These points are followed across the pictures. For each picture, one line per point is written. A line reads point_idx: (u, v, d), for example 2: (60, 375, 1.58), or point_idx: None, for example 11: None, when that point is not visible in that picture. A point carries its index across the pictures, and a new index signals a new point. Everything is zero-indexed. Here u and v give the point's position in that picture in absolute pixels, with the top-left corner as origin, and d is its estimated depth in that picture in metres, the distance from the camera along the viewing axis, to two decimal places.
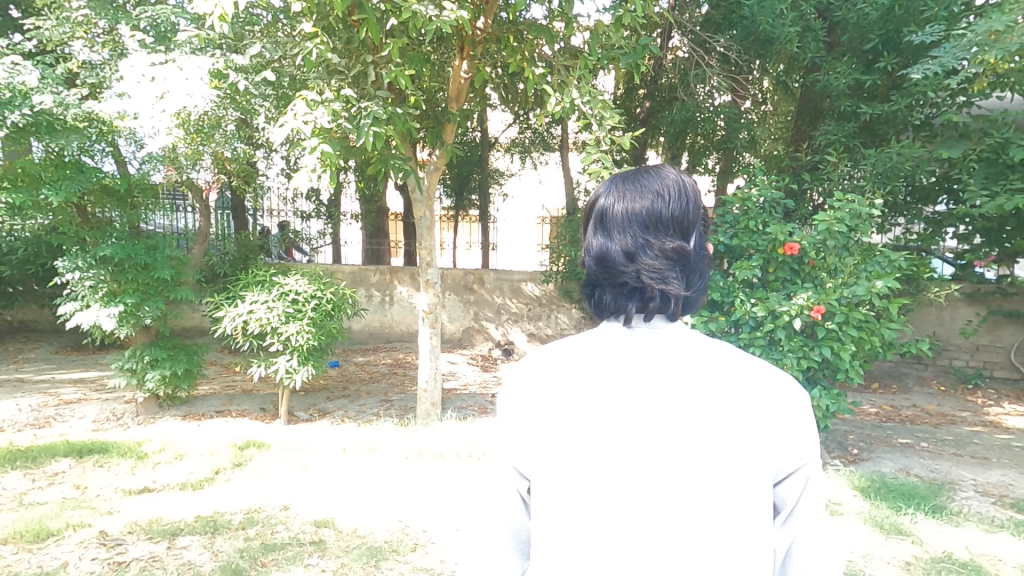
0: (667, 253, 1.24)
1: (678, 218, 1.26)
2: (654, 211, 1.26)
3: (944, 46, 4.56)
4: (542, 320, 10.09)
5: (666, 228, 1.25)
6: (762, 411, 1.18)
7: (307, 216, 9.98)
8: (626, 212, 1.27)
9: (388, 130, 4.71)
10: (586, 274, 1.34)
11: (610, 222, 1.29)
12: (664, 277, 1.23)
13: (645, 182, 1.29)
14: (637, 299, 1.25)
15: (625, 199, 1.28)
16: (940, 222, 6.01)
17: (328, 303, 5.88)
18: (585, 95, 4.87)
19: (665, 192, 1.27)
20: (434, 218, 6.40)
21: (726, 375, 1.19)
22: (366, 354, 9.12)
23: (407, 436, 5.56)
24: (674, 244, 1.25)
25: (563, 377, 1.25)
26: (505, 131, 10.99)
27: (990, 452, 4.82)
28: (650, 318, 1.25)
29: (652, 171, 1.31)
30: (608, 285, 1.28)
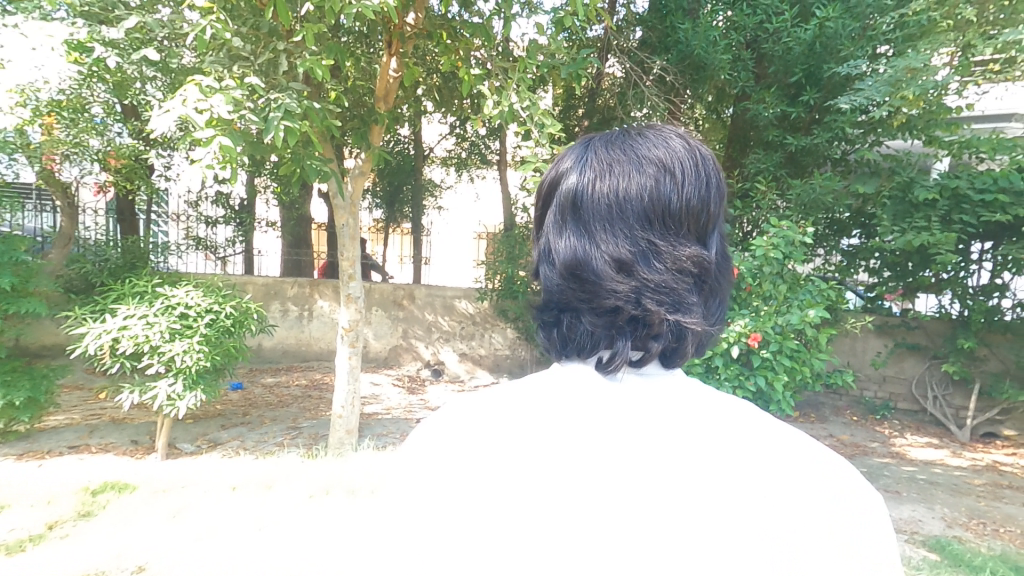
0: (682, 264, 1.04)
1: (690, 208, 1.05)
2: (658, 199, 1.03)
3: (867, 82, 4.79)
4: (474, 339, 9.53)
5: (680, 230, 1.04)
6: (811, 506, 0.95)
7: (214, 223, 9.00)
8: (618, 201, 1.04)
9: (302, 126, 4.23)
10: (556, 284, 1.10)
11: (596, 215, 1.05)
12: (672, 294, 1.04)
13: (639, 156, 1.06)
14: (636, 321, 1.05)
15: (610, 181, 1.05)
16: (854, 254, 6.38)
17: (227, 318, 5.11)
18: (525, 102, 4.65)
19: (680, 176, 1.05)
20: (358, 228, 5.84)
21: (755, 450, 0.98)
22: (276, 375, 8.25)
23: (314, 471, 5.02)
24: (689, 252, 1.04)
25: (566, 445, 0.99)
26: (439, 142, 10.65)
27: (900, 485, 4.97)
28: (655, 346, 1.05)
29: (643, 141, 1.09)
30: (594, 302, 1.05)
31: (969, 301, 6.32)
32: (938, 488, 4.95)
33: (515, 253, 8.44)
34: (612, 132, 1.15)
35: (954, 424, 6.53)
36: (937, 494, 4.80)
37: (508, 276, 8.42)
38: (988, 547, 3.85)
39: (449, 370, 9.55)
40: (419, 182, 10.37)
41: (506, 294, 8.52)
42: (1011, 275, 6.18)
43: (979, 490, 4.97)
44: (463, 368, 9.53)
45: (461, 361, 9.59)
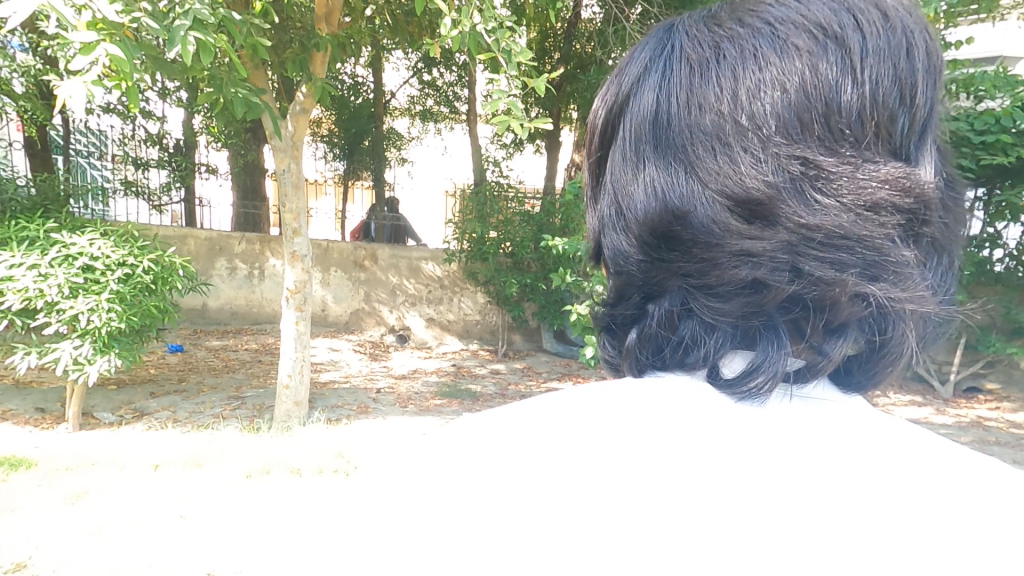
0: (860, 189, 0.93)
1: (870, 98, 0.91)
2: (817, 93, 0.91)
3: None
4: (442, 304, 9.00)
5: (857, 136, 0.93)
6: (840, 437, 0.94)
7: (145, 166, 8.05)
8: (758, 100, 0.92)
9: (218, 40, 3.51)
10: (646, 249, 1.01)
11: (714, 128, 0.94)
12: (854, 244, 0.94)
13: (767, 39, 0.94)
14: (793, 313, 0.99)
15: (727, 83, 0.94)
16: None
17: (146, 275, 4.39)
18: (489, 24, 4.08)
19: (850, 63, 0.92)
20: (302, 175, 5.11)
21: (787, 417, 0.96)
22: (223, 338, 7.57)
23: (254, 446, 4.52)
24: (879, 167, 0.93)
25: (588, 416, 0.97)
26: (402, 88, 9.88)
27: None
28: (831, 348, 1.00)
29: (772, 15, 0.97)
30: (723, 282, 0.97)
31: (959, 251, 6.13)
32: None
33: (485, 211, 7.86)
34: (712, 14, 1.04)
35: (938, 380, 6.40)
36: None
37: (479, 236, 7.89)
38: None
39: (416, 336, 9.03)
40: (381, 132, 9.57)
41: (477, 255, 7.95)
42: (1003, 226, 5.99)
43: None
44: (431, 335, 9.04)
45: (428, 327, 9.07)
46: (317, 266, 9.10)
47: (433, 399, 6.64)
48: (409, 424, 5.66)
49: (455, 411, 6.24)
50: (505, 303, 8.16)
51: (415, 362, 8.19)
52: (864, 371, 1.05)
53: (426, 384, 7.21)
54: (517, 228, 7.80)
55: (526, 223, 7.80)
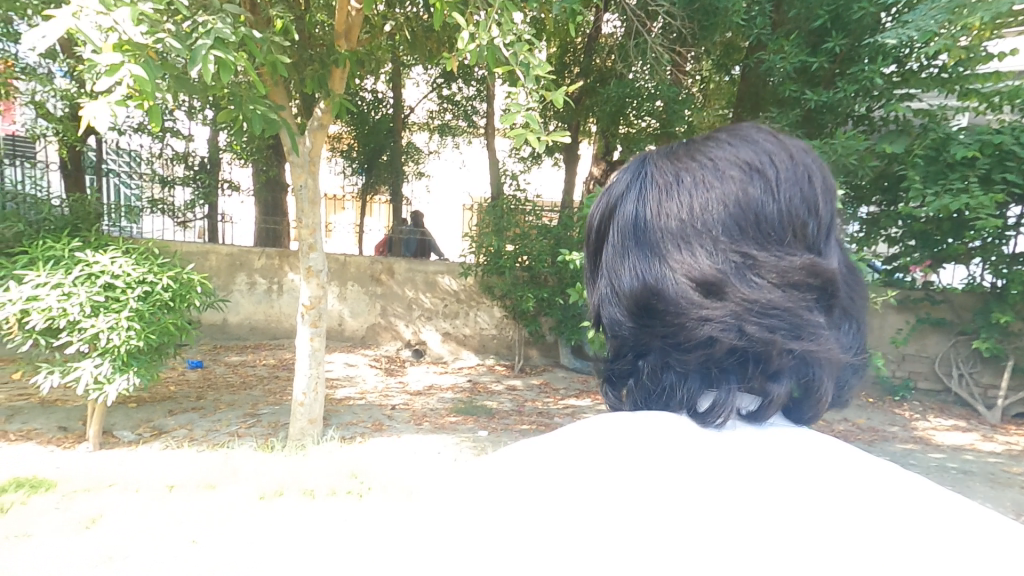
0: (791, 280, 0.99)
1: (790, 215, 1.00)
2: (750, 207, 0.99)
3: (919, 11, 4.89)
4: (459, 319, 8.90)
5: (785, 238, 1.00)
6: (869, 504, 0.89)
7: (170, 184, 8.24)
8: (704, 212, 1.00)
9: (238, 58, 3.48)
10: (633, 320, 1.05)
11: (670, 235, 1.01)
12: (783, 314, 0.98)
13: (710, 165, 1.03)
14: (738, 358, 0.99)
15: (680, 198, 1.02)
16: (873, 223, 6.19)
17: (164, 292, 4.37)
18: (508, 37, 4.08)
19: (776, 182, 1.01)
20: (318, 190, 5.10)
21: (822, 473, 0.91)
22: (241, 353, 7.58)
23: (268, 467, 4.44)
24: (802, 259, 1.00)
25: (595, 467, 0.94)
26: (421, 103, 9.94)
27: (931, 475, 4.53)
28: (774, 389, 0.99)
29: (709, 148, 1.07)
30: (682, 337, 0.99)
31: (1004, 270, 5.86)
32: (974, 478, 4.47)
33: (502, 225, 7.79)
34: (668, 145, 1.15)
35: (982, 405, 6.11)
36: (975, 486, 4.31)
37: (496, 250, 7.82)
38: None
39: (432, 351, 8.96)
40: (399, 145, 9.57)
41: (493, 268, 7.87)
42: None
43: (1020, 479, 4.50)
44: (447, 349, 8.95)
45: (444, 342, 8.98)
46: (334, 281, 9.12)
47: (448, 416, 6.50)
48: (424, 442, 5.55)
49: (471, 429, 6.10)
50: (522, 318, 8.03)
51: (431, 377, 8.08)
52: (814, 409, 1.05)
53: (442, 401, 7.09)
54: (535, 241, 7.68)
55: (543, 236, 7.66)
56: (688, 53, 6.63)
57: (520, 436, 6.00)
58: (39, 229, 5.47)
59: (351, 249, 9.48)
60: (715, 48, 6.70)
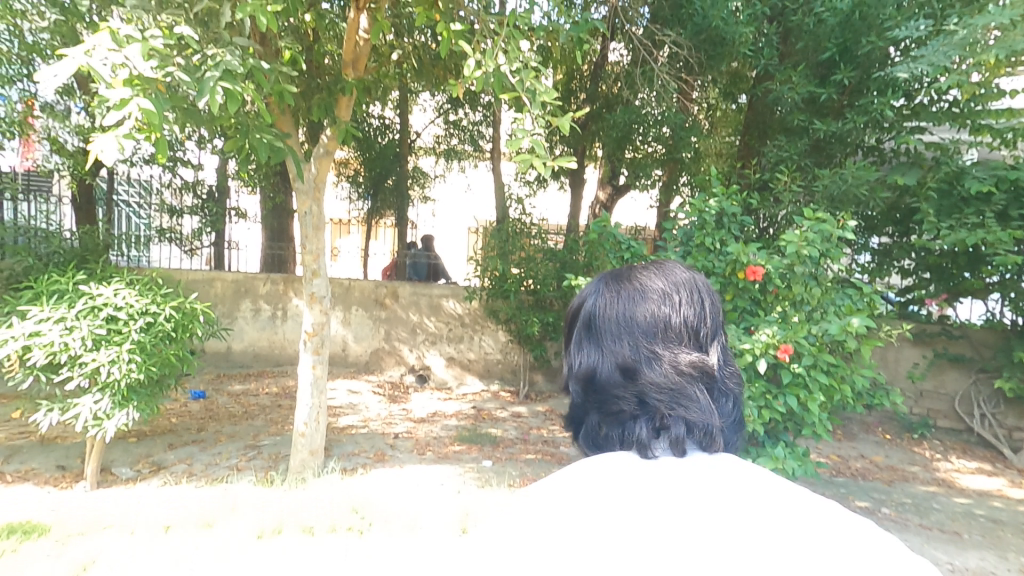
0: (682, 368, 1.28)
1: (688, 326, 1.33)
2: (661, 317, 1.32)
3: (930, 49, 4.78)
4: (463, 343, 8.82)
5: (679, 340, 1.31)
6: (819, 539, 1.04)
7: (179, 214, 8.25)
8: (626, 319, 1.32)
9: (245, 89, 3.49)
10: (583, 387, 1.34)
11: (605, 328, 1.33)
12: (678, 391, 1.26)
13: (639, 283, 1.37)
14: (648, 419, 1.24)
15: (618, 306, 1.34)
16: (885, 253, 6.20)
17: (167, 322, 4.31)
18: (514, 64, 4.15)
19: (675, 301, 1.35)
20: (323, 216, 5.08)
21: (768, 505, 1.08)
22: (245, 381, 7.50)
23: (267, 502, 4.33)
24: (691, 357, 1.30)
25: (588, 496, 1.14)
26: (428, 128, 10.06)
27: (958, 525, 4.48)
28: (677, 443, 1.22)
29: (642, 272, 1.41)
30: (612, 400, 1.28)
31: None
32: (1004, 529, 4.47)
33: (507, 248, 7.77)
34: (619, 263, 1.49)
35: (1008, 448, 5.99)
36: (1007, 537, 4.31)
37: (501, 274, 7.77)
38: None
39: (436, 375, 8.85)
40: (405, 171, 9.68)
41: (498, 292, 7.82)
42: None
43: None
44: (451, 374, 8.83)
45: (448, 366, 8.87)
46: (338, 305, 9.08)
47: (452, 445, 6.36)
48: (426, 472, 5.43)
49: (475, 459, 5.95)
50: (527, 342, 7.93)
51: (435, 404, 7.96)
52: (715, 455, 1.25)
53: (446, 428, 6.96)
54: (540, 264, 7.64)
55: (549, 260, 7.64)
56: (695, 81, 6.68)
57: (525, 465, 5.85)
58: (46, 261, 5.46)
59: (357, 272, 9.35)
60: (721, 78, 6.75)
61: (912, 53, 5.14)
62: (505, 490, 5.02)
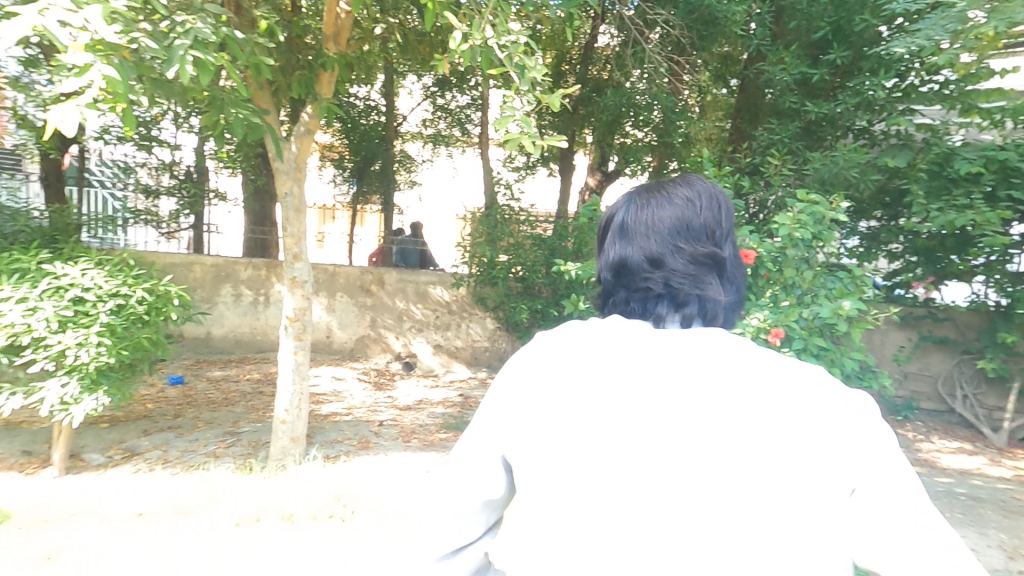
0: (699, 259, 1.22)
1: (710, 223, 1.24)
2: (685, 213, 1.24)
3: (930, 19, 4.75)
4: (450, 330, 8.70)
5: (699, 235, 1.23)
6: (805, 417, 1.06)
7: (155, 195, 8.01)
8: (648, 217, 1.26)
9: (220, 60, 3.29)
10: (605, 279, 1.29)
11: (628, 223, 1.27)
12: (694, 278, 1.20)
13: (665, 185, 1.30)
14: (664, 302, 1.21)
15: (646, 206, 1.27)
16: (874, 236, 6.19)
17: (139, 305, 4.13)
18: (502, 38, 3.99)
19: (696, 200, 1.26)
20: (304, 199, 4.90)
21: (756, 380, 1.08)
22: (225, 367, 7.33)
23: (246, 489, 4.19)
24: (708, 251, 1.23)
25: (584, 377, 1.16)
26: (414, 111, 9.76)
27: (941, 503, 4.51)
28: (688, 322, 1.20)
29: (670, 177, 1.32)
30: (632, 286, 1.24)
31: (1009, 289, 5.88)
32: (984, 505, 4.50)
33: (495, 234, 7.63)
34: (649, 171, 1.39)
35: (988, 427, 6.12)
36: (989, 515, 4.32)
37: (489, 260, 7.64)
38: None
39: (422, 363, 8.74)
40: (391, 154, 9.39)
41: (486, 278, 7.71)
42: None
43: None
44: (438, 362, 8.73)
45: (435, 354, 8.76)
46: (322, 291, 8.92)
47: (438, 433, 6.26)
48: (413, 460, 5.32)
49: None
50: (515, 329, 7.84)
51: (422, 391, 7.85)
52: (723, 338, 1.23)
53: (432, 416, 6.86)
54: (529, 251, 7.52)
55: (537, 247, 7.51)
56: (687, 62, 6.60)
57: None
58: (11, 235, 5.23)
59: (342, 259, 9.17)
60: (712, 60, 6.68)
61: (908, 32, 5.08)
62: None
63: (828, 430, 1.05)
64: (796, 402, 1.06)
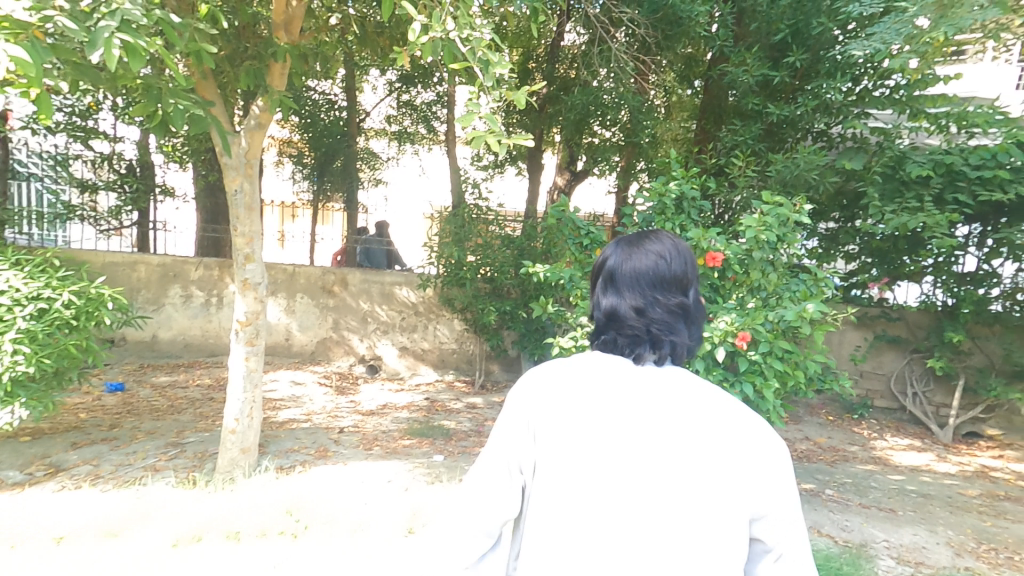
0: (671, 307, 1.43)
1: (680, 275, 1.45)
2: (660, 267, 1.44)
3: (882, 25, 4.86)
4: (417, 332, 8.48)
5: (671, 287, 1.44)
6: (736, 445, 1.32)
7: (93, 189, 7.56)
8: (633, 270, 1.45)
9: (152, 46, 3.00)
10: (596, 321, 1.48)
11: (615, 274, 1.47)
12: (667, 323, 1.41)
13: (642, 241, 1.49)
14: (645, 342, 1.40)
15: (630, 259, 1.46)
16: (833, 237, 6.34)
17: (66, 310, 3.80)
18: (464, 31, 3.83)
19: (667, 255, 1.46)
20: (257, 196, 4.62)
21: (702, 413, 1.33)
22: (172, 372, 6.96)
23: (189, 504, 3.93)
24: (678, 300, 1.44)
25: (571, 405, 1.38)
26: (378, 106, 9.65)
27: (893, 501, 4.61)
28: (664, 360, 1.41)
29: (646, 234, 1.52)
30: (619, 329, 1.42)
31: (955, 289, 6.12)
32: (933, 503, 4.63)
33: (463, 234, 7.45)
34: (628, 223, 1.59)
35: (935, 423, 6.35)
36: (936, 511, 4.44)
37: (457, 260, 7.45)
38: None
39: (388, 366, 8.50)
40: (354, 150, 9.11)
41: (453, 280, 7.53)
42: (999, 261, 5.96)
43: (978, 504, 4.67)
44: (404, 364, 8.50)
45: (401, 356, 8.53)
46: (282, 291, 8.63)
47: (402, 439, 6.05)
48: (375, 469, 5.11)
49: (426, 453, 5.68)
50: (483, 331, 7.69)
51: (386, 396, 7.61)
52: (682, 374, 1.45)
53: (397, 421, 6.65)
54: (497, 252, 7.37)
55: (506, 247, 7.39)
56: (652, 62, 6.61)
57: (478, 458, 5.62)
58: None
59: (304, 259, 8.87)
60: (677, 60, 6.73)
61: (863, 36, 5.18)
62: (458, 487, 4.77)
63: (757, 463, 1.32)
64: (734, 431, 1.32)
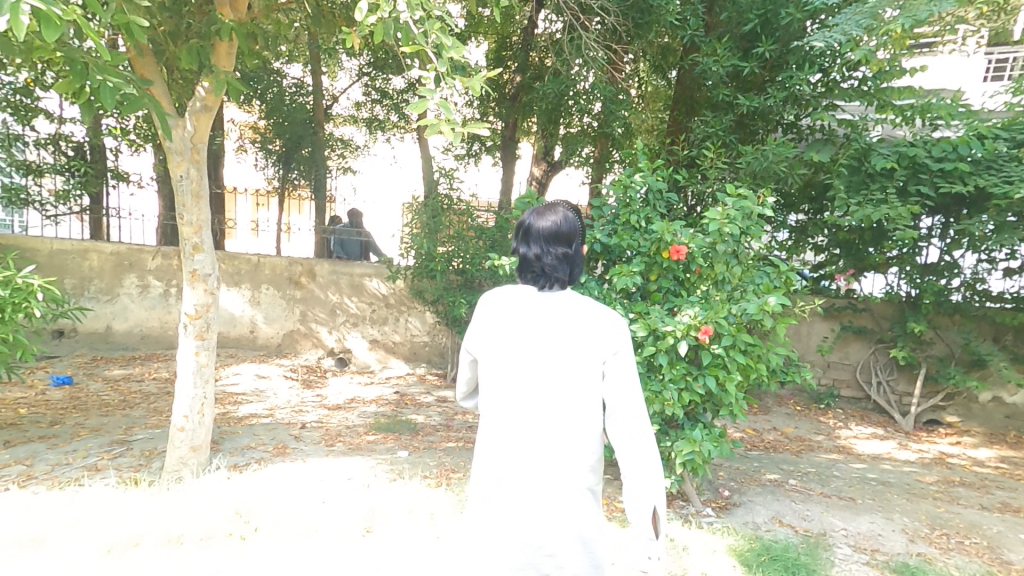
0: (559, 256, 1.93)
1: (566, 236, 1.95)
2: (553, 228, 1.94)
3: (843, 16, 4.82)
4: (388, 325, 8.30)
5: (561, 241, 1.94)
6: (597, 336, 1.84)
7: (38, 171, 7.24)
8: (540, 228, 1.96)
9: (67, 13, 2.75)
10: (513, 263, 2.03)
11: (525, 234, 1.99)
12: (553, 267, 1.92)
13: (545, 209, 1.99)
14: (537, 278, 1.95)
15: (535, 222, 1.97)
16: (801, 230, 6.37)
17: None
18: (417, 11, 3.53)
19: (560, 219, 1.96)
20: (204, 183, 4.38)
21: (576, 317, 1.87)
22: (126, 366, 6.71)
23: (127, 508, 3.71)
24: (565, 250, 1.94)
25: (496, 327, 1.98)
26: (348, 91, 9.51)
27: (854, 490, 4.64)
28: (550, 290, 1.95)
29: (551, 205, 2.01)
30: (524, 271, 1.97)
31: (918, 280, 6.18)
32: (892, 491, 4.68)
33: (436, 228, 7.19)
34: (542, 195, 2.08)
35: (897, 412, 6.46)
36: (894, 500, 4.48)
37: (426, 251, 7.25)
38: (959, 568, 3.46)
39: (357, 359, 8.31)
40: (320, 138, 8.89)
41: (423, 271, 7.35)
42: (960, 252, 6.03)
43: (934, 491, 4.73)
44: (374, 357, 8.32)
45: (372, 349, 8.34)
46: (247, 282, 8.37)
47: (366, 435, 5.89)
48: (337, 466, 4.95)
49: (390, 449, 5.53)
50: (454, 323, 7.52)
51: (354, 389, 7.44)
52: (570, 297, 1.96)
53: (363, 416, 6.48)
54: (468, 243, 7.20)
55: (477, 238, 7.23)
56: (624, 52, 6.47)
57: (444, 454, 5.48)
58: None
59: (269, 249, 8.46)
60: (650, 50, 6.60)
61: (826, 27, 5.15)
62: (418, 483, 4.63)
63: (613, 343, 1.83)
64: (596, 325, 1.85)
